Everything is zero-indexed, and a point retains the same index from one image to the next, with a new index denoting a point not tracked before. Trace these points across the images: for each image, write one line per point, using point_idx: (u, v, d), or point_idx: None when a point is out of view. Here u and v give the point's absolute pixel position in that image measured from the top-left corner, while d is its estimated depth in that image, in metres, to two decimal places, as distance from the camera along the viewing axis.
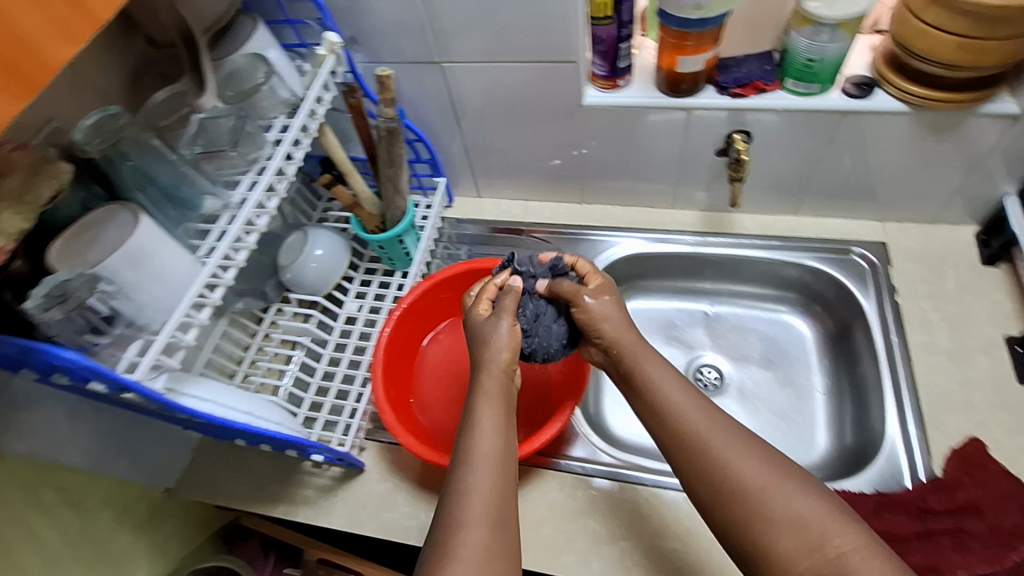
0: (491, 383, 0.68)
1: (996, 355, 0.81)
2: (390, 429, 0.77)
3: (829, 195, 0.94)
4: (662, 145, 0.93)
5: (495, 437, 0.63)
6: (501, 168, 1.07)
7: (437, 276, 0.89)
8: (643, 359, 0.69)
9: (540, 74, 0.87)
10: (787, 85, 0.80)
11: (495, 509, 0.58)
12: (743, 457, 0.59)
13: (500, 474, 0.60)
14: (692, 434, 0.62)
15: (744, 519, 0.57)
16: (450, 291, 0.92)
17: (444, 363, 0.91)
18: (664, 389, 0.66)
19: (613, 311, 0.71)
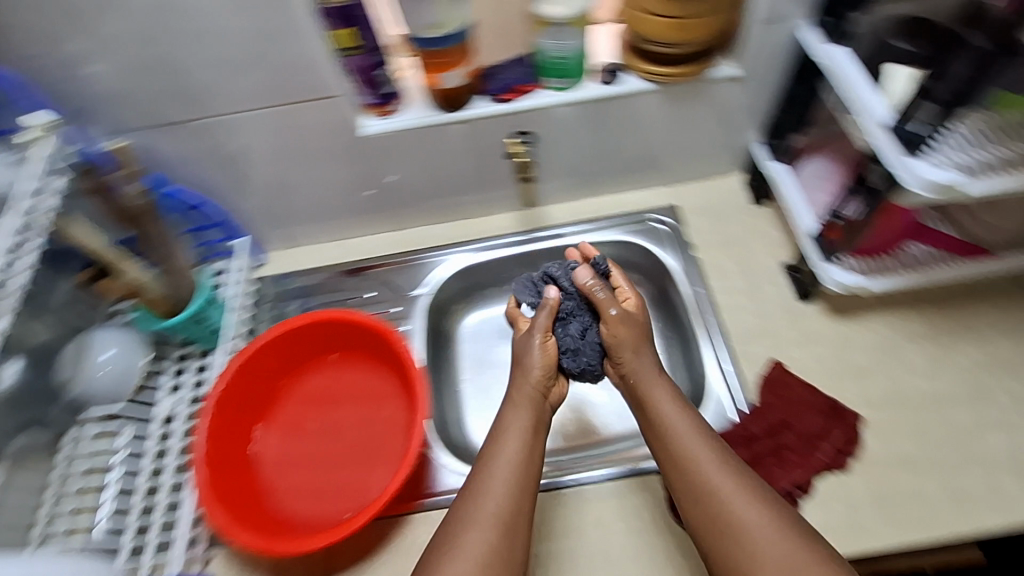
0: (522, 399, 0.74)
1: (778, 283, 0.93)
2: (223, 531, 0.70)
3: (619, 172, 1.01)
4: (456, 158, 0.93)
5: (517, 450, 0.67)
6: (305, 213, 1.01)
7: (251, 348, 0.81)
8: (653, 386, 0.73)
9: (309, 113, 0.83)
10: (548, 83, 0.85)
11: (507, 509, 0.63)
12: (735, 489, 0.61)
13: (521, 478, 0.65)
14: (689, 462, 0.64)
15: (724, 541, 0.59)
16: (273, 358, 0.85)
17: (287, 437, 0.84)
18: (670, 419, 0.68)
19: (626, 343, 0.78)
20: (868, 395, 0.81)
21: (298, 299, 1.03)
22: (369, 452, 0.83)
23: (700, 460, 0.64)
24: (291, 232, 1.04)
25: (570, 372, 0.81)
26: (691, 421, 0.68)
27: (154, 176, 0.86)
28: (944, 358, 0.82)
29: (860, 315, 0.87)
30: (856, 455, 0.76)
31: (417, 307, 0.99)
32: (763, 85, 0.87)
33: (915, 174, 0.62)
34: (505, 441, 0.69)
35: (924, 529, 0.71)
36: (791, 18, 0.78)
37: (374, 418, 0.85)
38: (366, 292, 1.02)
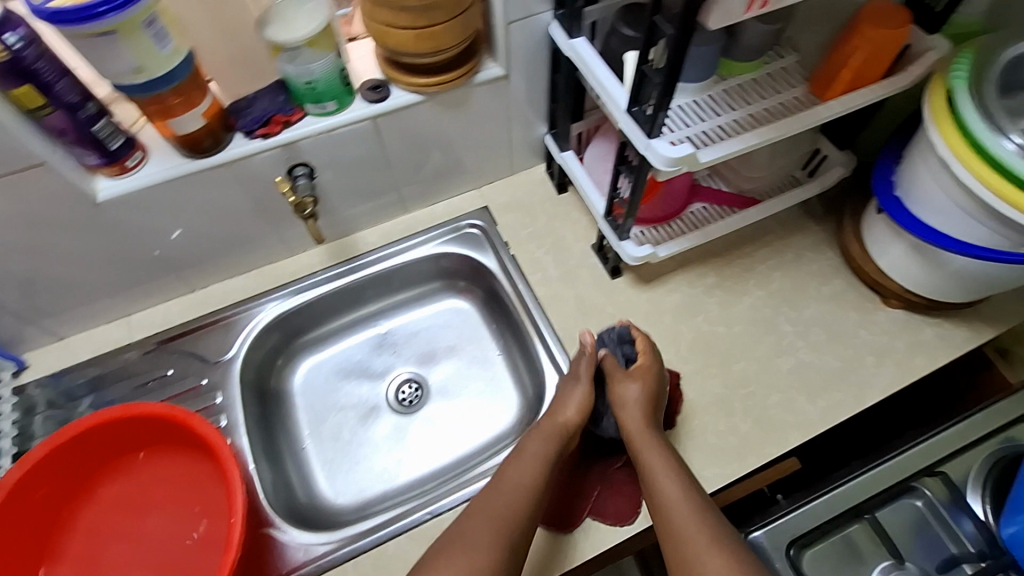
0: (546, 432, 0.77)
1: (591, 264, 0.96)
2: None
3: (423, 184, 0.99)
4: (234, 203, 0.84)
5: (528, 476, 0.72)
6: (64, 297, 0.85)
7: (6, 485, 0.66)
8: (646, 441, 0.74)
9: (21, 189, 0.69)
10: (310, 110, 0.78)
11: (500, 536, 0.66)
12: (703, 537, 0.65)
13: (526, 494, 0.70)
14: (671, 513, 0.68)
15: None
16: (46, 486, 0.71)
17: (91, 567, 0.72)
18: (660, 474, 0.71)
19: (636, 398, 0.77)
20: (680, 351, 0.87)
21: (90, 394, 0.87)
22: (195, 556, 0.73)
23: (680, 509, 0.68)
24: (54, 322, 0.88)
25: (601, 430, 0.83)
26: (677, 474, 0.71)
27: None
28: (735, 302, 0.91)
29: (664, 279, 0.94)
30: (680, 411, 0.82)
31: (231, 372, 0.89)
32: (533, 78, 0.89)
33: (656, 152, 0.66)
34: (518, 460, 0.74)
35: (741, 462, 0.79)
36: (539, 14, 0.80)
37: (195, 515, 0.75)
38: (166, 370, 0.89)
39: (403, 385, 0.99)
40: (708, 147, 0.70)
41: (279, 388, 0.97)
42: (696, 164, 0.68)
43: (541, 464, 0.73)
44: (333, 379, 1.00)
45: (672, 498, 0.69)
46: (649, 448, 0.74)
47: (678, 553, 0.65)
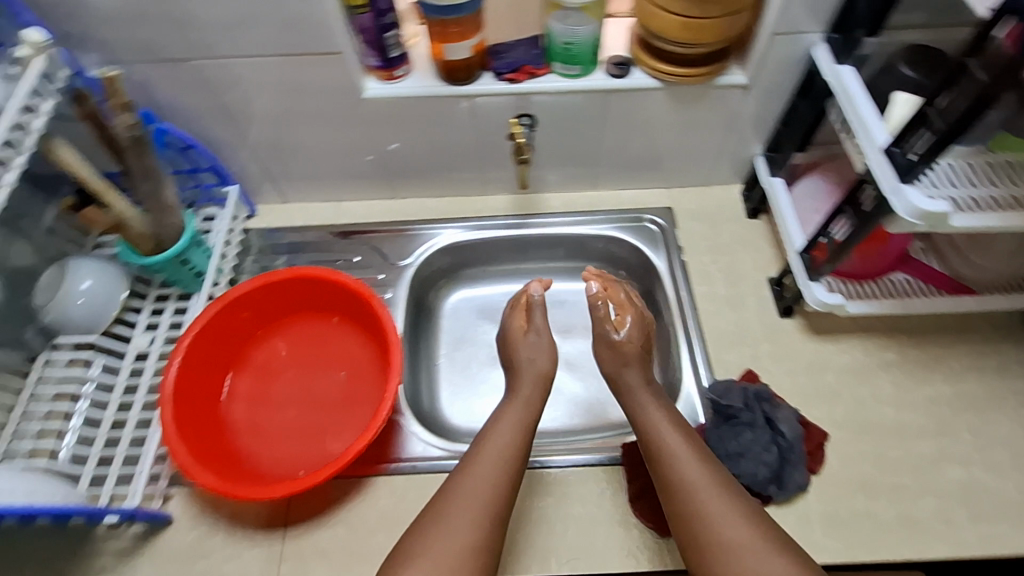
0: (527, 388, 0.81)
1: (762, 296, 0.93)
2: (183, 470, 0.70)
3: (619, 168, 1.01)
4: (457, 133, 0.92)
5: (498, 466, 0.69)
6: (300, 170, 1.00)
7: (228, 296, 0.81)
8: (639, 393, 0.78)
9: (313, 70, 0.81)
10: (556, 69, 0.83)
11: (495, 500, 0.67)
12: (716, 491, 0.64)
13: (501, 477, 0.69)
14: (678, 471, 0.67)
15: (694, 537, 0.63)
16: (250, 309, 0.85)
17: (261, 386, 0.85)
18: (664, 429, 0.71)
19: (632, 340, 0.84)
20: (833, 413, 0.82)
21: (286, 254, 1.03)
22: (341, 411, 0.83)
23: (685, 468, 0.67)
24: (285, 187, 1.03)
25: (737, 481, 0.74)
26: (678, 435, 0.70)
27: (143, 111, 0.84)
28: (911, 388, 0.83)
29: (837, 336, 0.88)
30: (817, 472, 0.77)
31: (402, 277, 0.99)
32: (771, 97, 0.87)
33: (904, 199, 0.63)
34: (486, 440, 0.73)
35: (869, 550, 0.72)
36: (806, 33, 0.78)
37: (350, 378, 0.86)
38: (353, 257, 1.02)
39: None
40: (964, 213, 0.64)
41: (432, 307, 1.06)
42: (944, 226, 0.64)
43: (516, 441, 0.73)
44: (477, 317, 1.07)
45: (678, 458, 0.68)
46: (643, 403, 0.76)
47: (687, 513, 0.64)
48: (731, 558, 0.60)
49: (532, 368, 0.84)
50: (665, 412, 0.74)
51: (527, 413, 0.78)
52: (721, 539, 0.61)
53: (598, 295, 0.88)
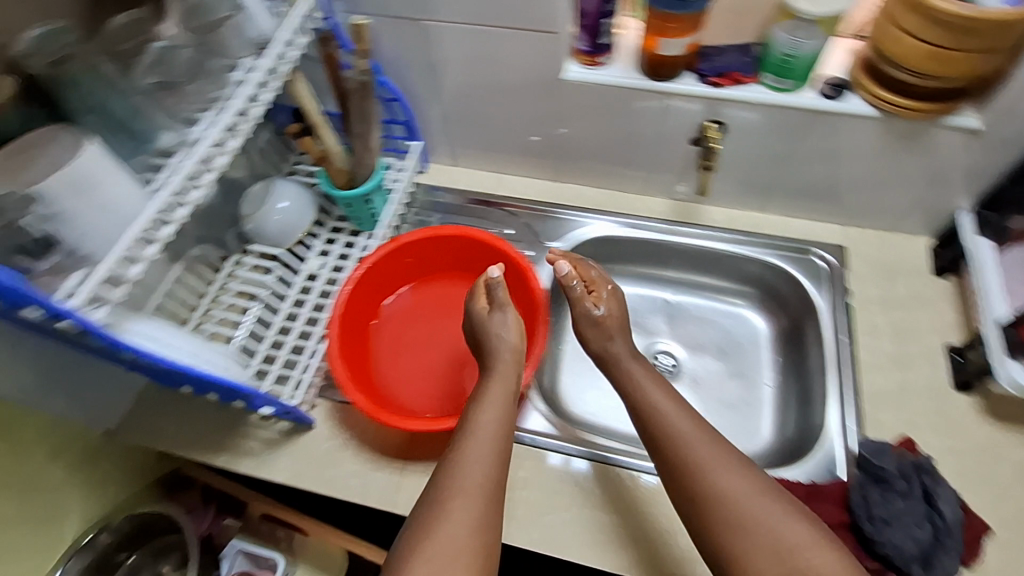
0: (503, 366, 0.77)
1: (934, 362, 0.85)
2: (340, 384, 0.78)
3: (796, 195, 0.96)
4: (640, 128, 0.92)
5: (490, 459, 0.67)
6: (476, 138, 1.05)
7: (402, 239, 0.88)
8: (625, 361, 0.80)
9: (524, 45, 0.84)
10: (765, 80, 0.80)
11: (492, 482, 0.66)
12: (714, 449, 0.67)
13: (494, 469, 0.67)
14: (673, 432, 0.70)
15: (692, 495, 0.66)
16: (415, 256, 0.92)
17: (406, 327, 0.92)
18: (651, 394, 0.74)
19: (614, 314, 0.84)
20: (999, 508, 0.73)
21: (439, 214, 1.08)
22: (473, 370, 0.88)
23: (681, 428, 0.70)
24: (458, 151, 1.09)
25: (876, 547, 0.69)
26: (670, 399, 0.73)
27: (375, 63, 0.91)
28: None
29: (1019, 426, 0.78)
30: (972, 567, 0.69)
31: (549, 257, 1.01)
32: (1004, 149, 0.78)
33: None
34: (473, 425, 0.70)
35: None
36: None
37: (487, 343, 0.91)
38: (506, 229, 1.05)
39: (664, 354, 1.01)
40: None
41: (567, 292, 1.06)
42: None
43: (502, 423, 0.71)
44: None
45: (672, 420, 0.71)
46: (631, 370, 0.79)
47: (682, 469, 0.67)
48: (728, 508, 0.64)
49: (503, 345, 0.78)
50: (649, 373, 0.78)
51: (511, 380, 0.76)
52: (719, 493, 0.64)
53: (584, 278, 0.86)
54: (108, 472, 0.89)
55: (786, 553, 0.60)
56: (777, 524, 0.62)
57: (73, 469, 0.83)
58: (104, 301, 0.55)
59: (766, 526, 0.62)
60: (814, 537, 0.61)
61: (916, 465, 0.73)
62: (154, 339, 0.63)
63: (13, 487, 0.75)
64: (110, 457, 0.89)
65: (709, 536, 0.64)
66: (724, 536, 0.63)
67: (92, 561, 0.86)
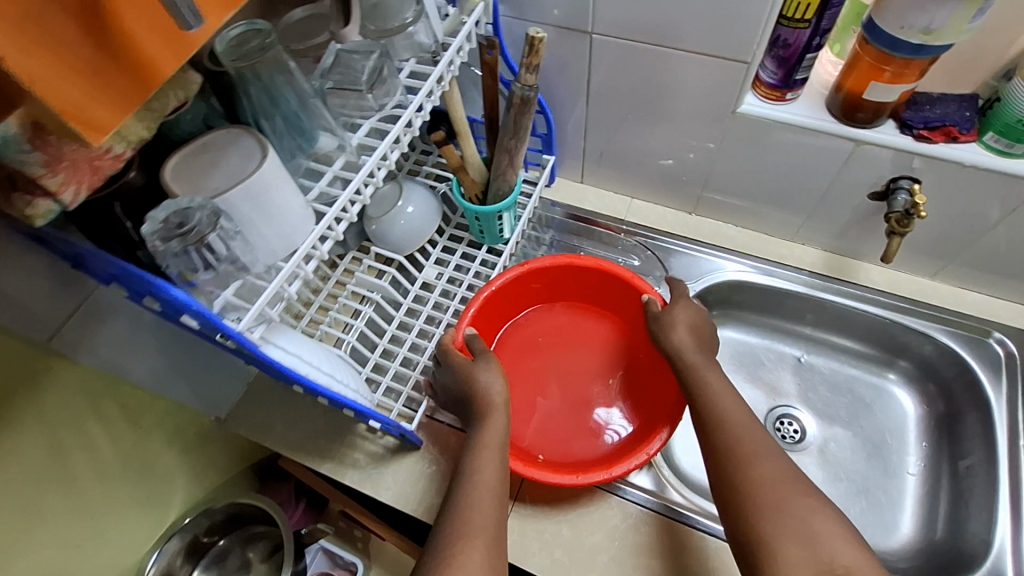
0: (497, 414, 0.72)
1: None
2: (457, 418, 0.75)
3: (979, 268, 0.84)
4: (811, 174, 0.82)
5: (489, 505, 0.64)
6: (614, 159, 0.98)
7: (532, 264, 0.85)
8: (702, 364, 0.72)
9: (701, 71, 0.76)
10: (985, 139, 0.69)
11: (494, 531, 0.63)
12: (761, 445, 0.64)
13: (496, 501, 0.65)
14: (728, 427, 0.66)
15: (732, 485, 0.63)
16: (541, 282, 0.88)
17: (523, 355, 0.90)
18: (713, 384, 0.70)
19: (683, 325, 0.75)
20: None
21: (557, 232, 1.03)
22: (591, 413, 0.85)
23: (731, 416, 0.67)
24: (590, 169, 1.03)
25: None
26: (728, 388, 0.70)
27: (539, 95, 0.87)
28: None
29: None
30: None
31: None
32: None
33: None
34: (478, 464, 0.67)
35: None
36: None
37: (606, 388, 0.86)
38: (633, 259, 0.98)
39: (790, 420, 0.92)
40: None
41: None
42: None
43: (500, 469, 0.68)
44: (731, 365, 0.98)
45: (721, 408, 0.67)
46: (698, 366, 0.72)
47: (727, 452, 0.64)
48: (767, 499, 0.60)
49: (493, 394, 0.73)
50: (708, 358, 0.73)
51: (503, 430, 0.72)
52: (760, 485, 0.61)
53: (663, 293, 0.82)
54: (212, 458, 0.89)
55: (825, 558, 0.56)
56: (817, 524, 0.58)
57: (185, 452, 0.84)
58: (263, 319, 0.54)
59: (805, 525, 0.58)
60: (857, 545, 0.57)
61: None
62: (296, 355, 0.60)
63: (132, 466, 0.76)
64: (215, 443, 0.89)
65: (746, 527, 0.60)
66: (762, 524, 0.59)
67: (186, 542, 0.86)
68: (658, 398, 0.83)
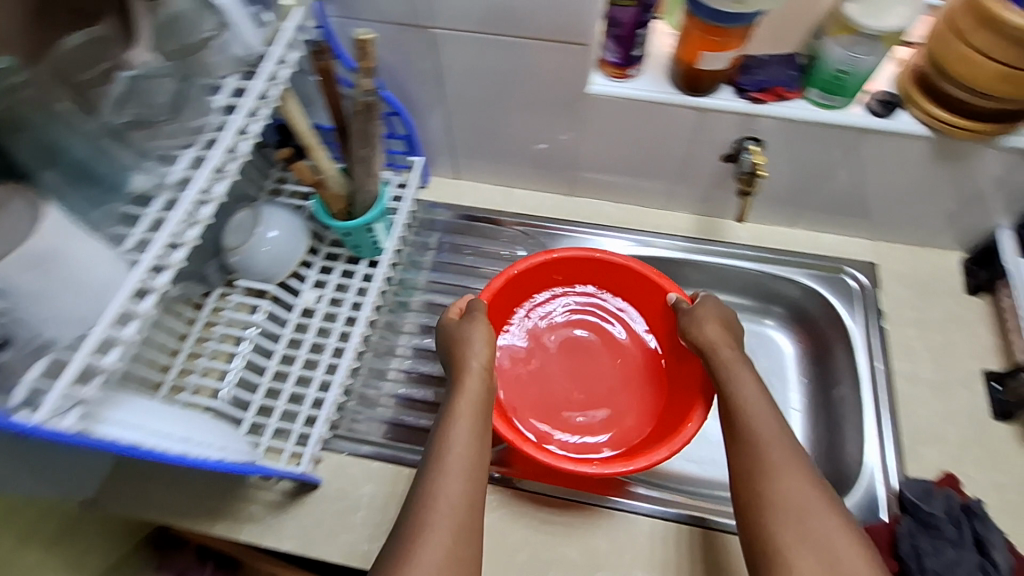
0: (472, 381, 0.71)
1: (972, 389, 0.82)
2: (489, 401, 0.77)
3: (826, 211, 0.91)
4: (668, 144, 0.84)
5: (461, 487, 0.62)
6: (485, 150, 0.96)
7: (556, 255, 0.87)
8: (738, 367, 0.73)
9: (547, 56, 0.75)
10: (810, 95, 0.73)
11: (461, 510, 0.61)
12: (789, 456, 0.65)
13: (469, 491, 0.63)
14: (759, 434, 0.67)
15: (755, 492, 0.64)
16: (564, 273, 0.91)
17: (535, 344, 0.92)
18: (745, 388, 0.71)
19: (714, 323, 0.78)
20: None
21: (443, 233, 1.00)
22: (605, 408, 0.88)
23: (760, 423, 0.68)
24: (463, 164, 1.00)
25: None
26: (762, 395, 0.71)
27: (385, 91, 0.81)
28: None
29: None
30: None
31: None
32: None
33: None
34: (452, 427, 0.67)
35: None
36: None
37: (620, 384, 0.89)
38: (518, 250, 0.98)
39: None
40: None
41: None
42: None
43: (473, 435, 0.67)
44: None
45: (750, 412, 0.69)
46: (733, 367, 0.73)
47: (753, 457, 0.66)
48: (790, 514, 0.61)
49: (472, 355, 0.73)
50: (745, 361, 0.75)
51: (477, 395, 0.71)
52: (783, 495, 0.62)
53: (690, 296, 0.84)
54: (89, 544, 0.79)
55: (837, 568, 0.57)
56: (835, 539, 0.59)
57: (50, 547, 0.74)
58: (74, 402, 0.45)
59: (828, 541, 0.59)
60: (868, 562, 0.58)
61: (971, 508, 0.71)
62: (139, 427, 0.53)
63: None
64: (89, 528, 0.79)
65: (762, 531, 0.62)
66: (783, 533, 0.60)
67: None
68: (680, 390, 0.86)
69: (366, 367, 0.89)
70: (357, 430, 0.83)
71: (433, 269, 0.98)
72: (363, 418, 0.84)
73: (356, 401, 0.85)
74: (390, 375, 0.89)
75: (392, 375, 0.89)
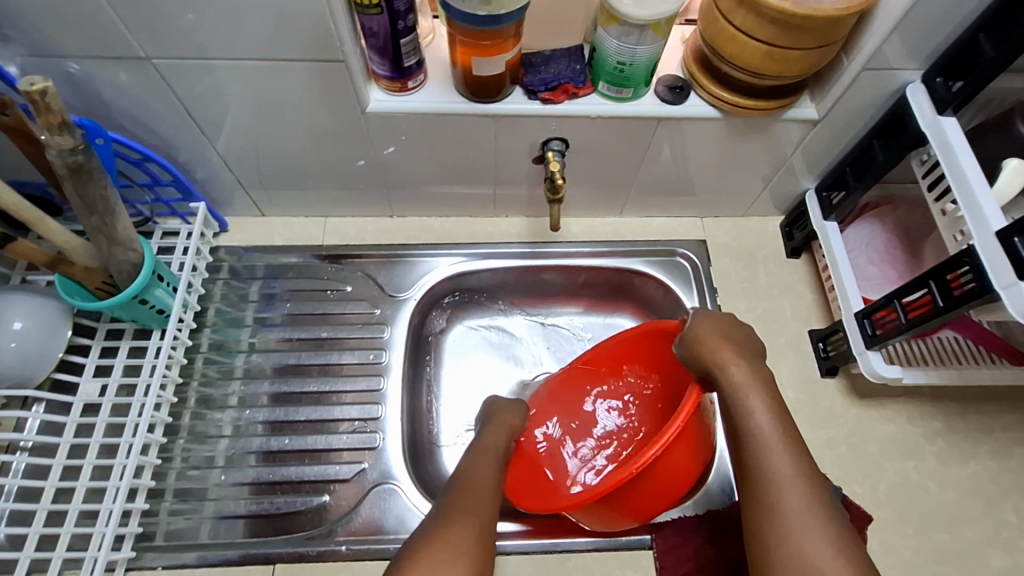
0: (493, 436, 0.70)
1: (801, 350, 0.86)
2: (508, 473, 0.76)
3: (650, 195, 0.89)
4: (474, 155, 0.78)
5: (481, 512, 0.55)
6: (284, 182, 0.84)
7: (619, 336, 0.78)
8: (749, 394, 0.59)
9: (312, 78, 0.65)
10: (600, 89, 0.70)
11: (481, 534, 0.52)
12: (808, 499, 0.52)
13: (479, 551, 0.51)
14: (772, 472, 0.54)
15: (767, 540, 0.52)
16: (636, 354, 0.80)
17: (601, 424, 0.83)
18: (758, 414, 0.58)
19: (715, 331, 0.64)
20: (876, 491, 0.77)
21: (263, 279, 0.89)
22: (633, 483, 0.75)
23: (767, 445, 0.55)
24: (265, 199, 0.88)
25: None
26: (778, 426, 0.57)
27: (83, 120, 0.64)
28: (958, 464, 0.79)
29: (882, 402, 0.82)
30: None
31: (401, 313, 0.87)
32: (846, 133, 0.76)
33: (870, 364, 0.76)
34: (473, 472, 0.62)
35: None
36: (902, 71, 0.67)
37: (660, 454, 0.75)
38: (345, 286, 0.89)
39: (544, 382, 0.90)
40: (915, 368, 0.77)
41: (430, 343, 0.92)
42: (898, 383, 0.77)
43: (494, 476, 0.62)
44: (476, 351, 0.92)
45: (764, 445, 0.56)
46: (739, 386, 0.60)
47: (756, 491, 0.54)
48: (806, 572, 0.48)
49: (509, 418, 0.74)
50: (759, 381, 0.60)
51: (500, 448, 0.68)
52: (806, 547, 0.50)
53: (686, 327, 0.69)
54: None
55: None
56: None
57: None
58: None
59: None
60: None
61: None
62: None
63: None
64: None
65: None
66: None
67: None
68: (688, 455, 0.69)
69: (182, 458, 0.78)
70: (180, 534, 0.74)
71: (253, 325, 0.86)
72: (185, 518, 0.75)
73: (173, 498, 0.75)
74: (216, 459, 0.78)
75: (219, 460, 0.78)
